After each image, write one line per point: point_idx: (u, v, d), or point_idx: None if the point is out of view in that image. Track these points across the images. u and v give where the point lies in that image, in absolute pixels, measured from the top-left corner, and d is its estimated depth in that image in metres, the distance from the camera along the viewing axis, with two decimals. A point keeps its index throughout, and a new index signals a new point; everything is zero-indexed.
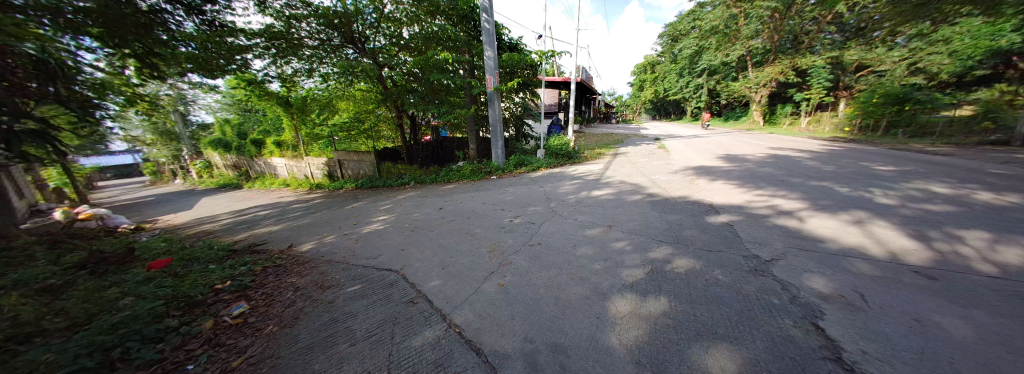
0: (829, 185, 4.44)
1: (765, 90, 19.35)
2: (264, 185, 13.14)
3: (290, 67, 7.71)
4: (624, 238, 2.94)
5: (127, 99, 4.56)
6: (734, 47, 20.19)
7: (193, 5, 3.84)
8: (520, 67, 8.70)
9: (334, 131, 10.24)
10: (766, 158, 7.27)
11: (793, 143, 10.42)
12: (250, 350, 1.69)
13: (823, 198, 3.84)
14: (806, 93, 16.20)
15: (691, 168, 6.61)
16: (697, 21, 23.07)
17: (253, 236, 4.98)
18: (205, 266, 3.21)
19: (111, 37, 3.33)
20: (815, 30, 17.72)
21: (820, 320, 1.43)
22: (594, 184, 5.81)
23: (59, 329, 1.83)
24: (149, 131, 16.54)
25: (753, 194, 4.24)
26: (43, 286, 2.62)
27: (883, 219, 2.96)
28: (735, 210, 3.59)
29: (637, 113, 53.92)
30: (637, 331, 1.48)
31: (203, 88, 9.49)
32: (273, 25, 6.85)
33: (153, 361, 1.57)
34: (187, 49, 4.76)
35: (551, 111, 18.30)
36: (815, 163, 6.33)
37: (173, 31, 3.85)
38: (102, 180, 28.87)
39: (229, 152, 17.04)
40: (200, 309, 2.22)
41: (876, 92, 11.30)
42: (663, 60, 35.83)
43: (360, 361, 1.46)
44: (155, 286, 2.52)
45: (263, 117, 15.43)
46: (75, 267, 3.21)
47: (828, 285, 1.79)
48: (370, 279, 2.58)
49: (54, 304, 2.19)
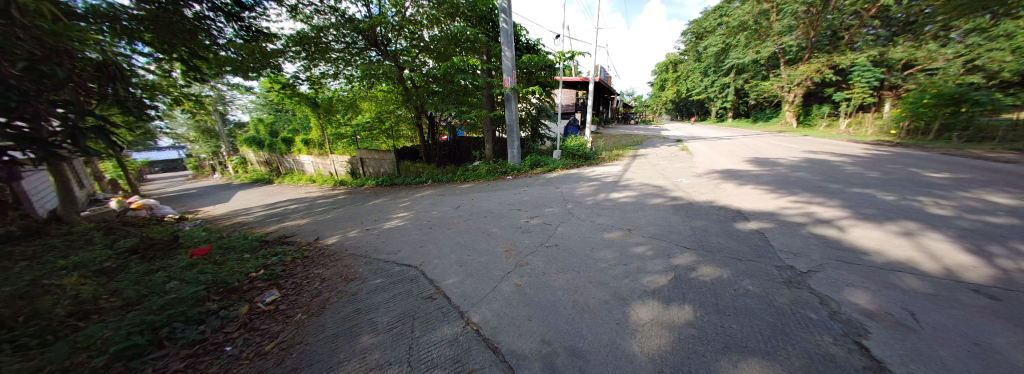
0: (872, 192, 4.09)
1: (798, 89, 18.02)
2: (292, 181, 13.87)
3: (318, 70, 8.15)
4: (643, 242, 2.85)
5: (173, 99, 4.98)
6: (766, 43, 19.17)
7: (233, 13, 4.13)
8: (539, 68, 8.71)
9: (357, 130, 10.77)
10: (799, 162, 6.78)
11: (830, 147, 9.56)
12: (281, 335, 1.80)
13: (866, 206, 3.54)
14: (847, 92, 14.97)
15: (716, 172, 6.30)
16: (726, 18, 22.14)
17: (282, 228, 5.28)
18: (240, 255, 3.45)
19: (160, 43, 3.75)
20: (856, 24, 16.07)
21: (864, 338, 1.31)
22: (612, 186, 5.69)
23: (113, 308, 2.08)
24: (193, 129, 18.05)
25: (785, 200, 3.98)
26: (101, 269, 2.95)
27: (937, 231, 2.67)
28: (766, 217, 3.39)
29: (656, 114, 52.38)
30: (659, 339, 1.44)
31: (243, 90, 10.28)
32: (304, 29, 7.30)
33: (195, 341, 1.72)
34: (228, 54, 5.20)
35: (568, 111, 18.23)
36: (856, 168, 5.86)
37: (216, 38, 4.28)
38: (150, 172, 31.96)
39: (262, 149, 18.24)
40: (236, 295, 2.39)
41: (929, 92, 10.08)
42: (686, 58, 34.45)
43: (383, 351, 1.53)
44: (197, 272, 2.75)
45: (293, 116, 16.49)
46: (128, 252, 3.59)
47: (873, 301, 1.65)
48: (392, 273, 2.66)
49: (109, 285, 2.46)
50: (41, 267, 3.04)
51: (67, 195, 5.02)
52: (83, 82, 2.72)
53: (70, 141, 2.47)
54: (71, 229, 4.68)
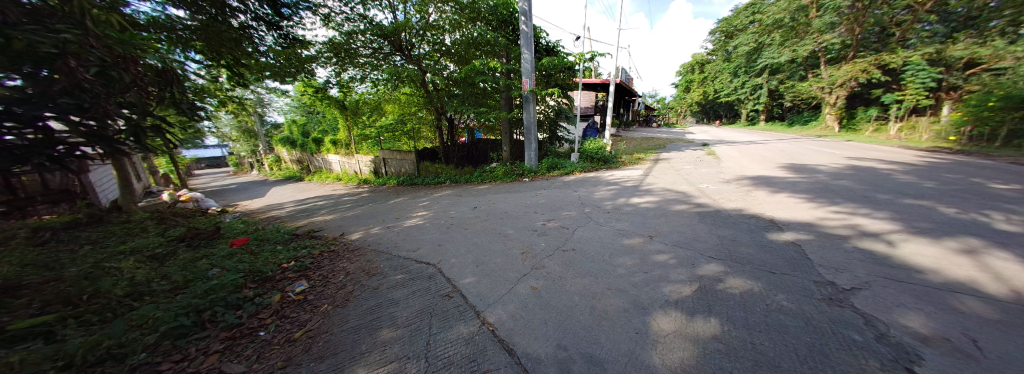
0: (928, 204, 3.67)
1: (841, 90, 16.56)
2: (320, 179, 14.67)
3: (347, 74, 8.60)
4: (666, 250, 2.74)
5: (219, 102, 5.45)
6: (804, 41, 17.89)
7: (272, 22, 4.43)
8: (558, 70, 8.65)
9: (381, 132, 11.25)
10: (842, 169, 6.23)
11: (878, 153, 8.71)
12: (308, 324, 1.91)
13: (921, 219, 3.18)
14: (900, 94, 13.62)
15: (746, 178, 5.95)
16: (760, 15, 20.93)
17: (311, 223, 5.60)
18: (274, 247, 3.71)
19: (209, 50, 4.17)
20: (910, 20, 14.39)
21: (918, 365, 1.18)
22: (632, 190, 5.53)
23: (163, 291, 2.31)
24: (235, 129, 19.63)
25: (824, 210, 3.68)
26: (154, 255, 3.29)
27: (1008, 250, 2.35)
28: (802, 228, 3.14)
29: (680, 117, 50.31)
30: (682, 352, 1.37)
31: (280, 93, 11.05)
32: (335, 37, 7.73)
33: (234, 325, 1.87)
34: (268, 61, 5.65)
35: (587, 114, 17.96)
36: (908, 177, 5.30)
37: (257, 45, 4.63)
38: (197, 168, 35.13)
39: (295, 148, 19.49)
40: (270, 284, 2.58)
41: (997, 93, 8.93)
42: (715, 58, 32.90)
43: (401, 346, 1.57)
44: (236, 261, 2.99)
45: (324, 118, 17.53)
46: (177, 240, 3.97)
47: (928, 325, 1.47)
48: (411, 270, 2.74)
49: (161, 270, 2.73)
50: (104, 251, 3.42)
51: (127, 187, 5.62)
52: (146, 85, 3.01)
53: (132, 139, 2.75)
54: (129, 218, 5.24)
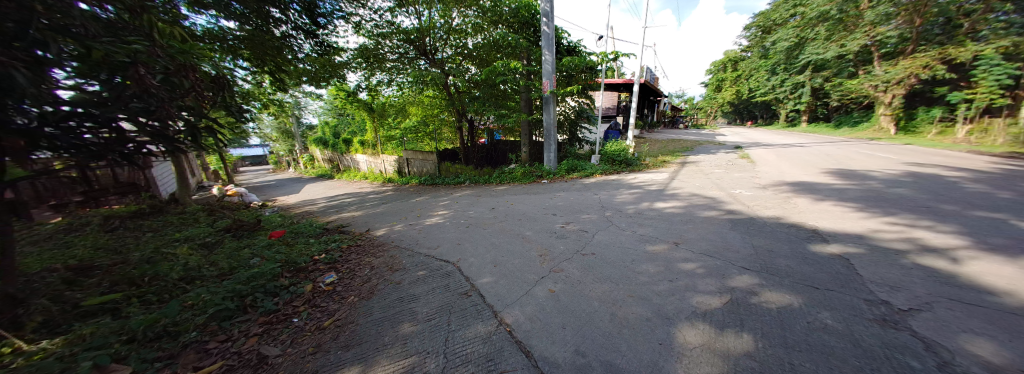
0: (1010, 218, 3.18)
1: (898, 89, 14.87)
2: (348, 177, 15.53)
3: (376, 79, 9.03)
4: (692, 258, 2.60)
5: (262, 105, 5.95)
6: (853, 35, 16.49)
7: (310, 31, 4.75)
8: (579, 70, 8.52)
9: (405, 133, 11.69)
10: (900, 176, 5.57)
11: (947, 159, 7.67)
12: (337, 314, 2.02)
13: (999, 234, 2.76)
14: (971, 92, 12.00)
15: (786, 184, 5.50)
16: (804, 7, 19.36)
17: (340, 219, 5.93)
18: (306, 240, 3.97)
19: (254, 58, 4.62)
20: (981, 9, 12.61)
21: None
22: (656, 194, 5.31)
23: (212, 276, 2.55)
24: (275, 130, 21.28)
25: (877, 221, 3.31)
26: (204, 243, 3.66)
27: None
28: (850, 240, 2.85)
29: (710, 117, 47.53)
30: (710, 367, 1.29)
31: (316, 97, 11.86)
32: (366, 43, 8.17)
33: (272, 311, 2.02)
34: (305, 67, 6.09)
35: (609, 115, 17.50)
36: (983, 186, 4.64)
37: (296, 52, 4.98)
38: (242, 165, 38.59)
39: (327, 148, 20.77)
40: (303, 274, 2.76)
41: None
42: (751, 55, 30.82)
43: (420, 340, 1.62)
44: (274, 251, 3.24)
45: (354, 120, 18.53)
46: (223, 230, 4.38)
47: (1008, 355, 1.27)
48: (432, 267, 2.81)
49: (211, 257, 3.03)
50: (163, 238, 3.87)
51: (183, 182, 6.30)
52: (203, 91, 3.35)
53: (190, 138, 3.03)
54: (184, 209, 5.85)
